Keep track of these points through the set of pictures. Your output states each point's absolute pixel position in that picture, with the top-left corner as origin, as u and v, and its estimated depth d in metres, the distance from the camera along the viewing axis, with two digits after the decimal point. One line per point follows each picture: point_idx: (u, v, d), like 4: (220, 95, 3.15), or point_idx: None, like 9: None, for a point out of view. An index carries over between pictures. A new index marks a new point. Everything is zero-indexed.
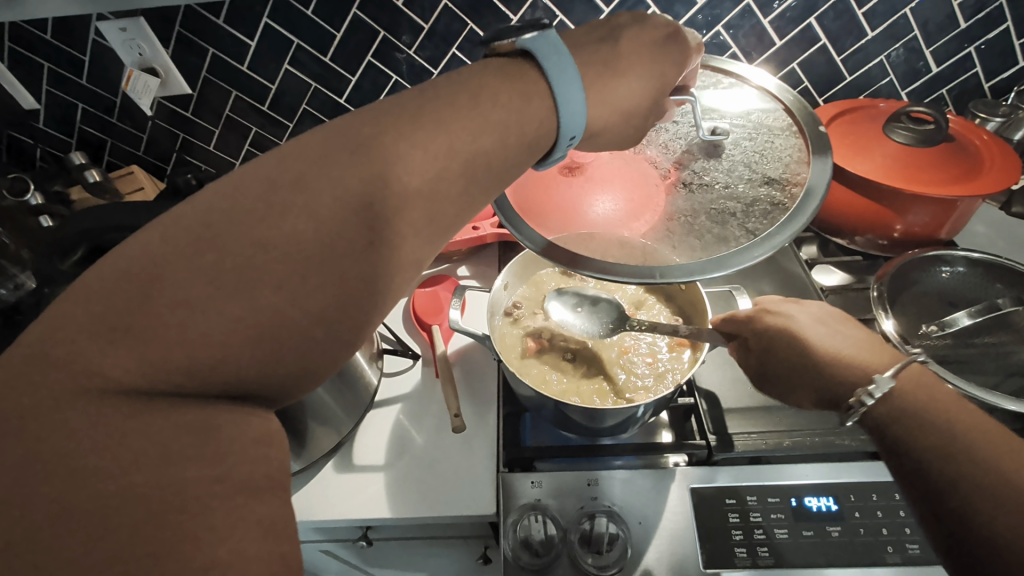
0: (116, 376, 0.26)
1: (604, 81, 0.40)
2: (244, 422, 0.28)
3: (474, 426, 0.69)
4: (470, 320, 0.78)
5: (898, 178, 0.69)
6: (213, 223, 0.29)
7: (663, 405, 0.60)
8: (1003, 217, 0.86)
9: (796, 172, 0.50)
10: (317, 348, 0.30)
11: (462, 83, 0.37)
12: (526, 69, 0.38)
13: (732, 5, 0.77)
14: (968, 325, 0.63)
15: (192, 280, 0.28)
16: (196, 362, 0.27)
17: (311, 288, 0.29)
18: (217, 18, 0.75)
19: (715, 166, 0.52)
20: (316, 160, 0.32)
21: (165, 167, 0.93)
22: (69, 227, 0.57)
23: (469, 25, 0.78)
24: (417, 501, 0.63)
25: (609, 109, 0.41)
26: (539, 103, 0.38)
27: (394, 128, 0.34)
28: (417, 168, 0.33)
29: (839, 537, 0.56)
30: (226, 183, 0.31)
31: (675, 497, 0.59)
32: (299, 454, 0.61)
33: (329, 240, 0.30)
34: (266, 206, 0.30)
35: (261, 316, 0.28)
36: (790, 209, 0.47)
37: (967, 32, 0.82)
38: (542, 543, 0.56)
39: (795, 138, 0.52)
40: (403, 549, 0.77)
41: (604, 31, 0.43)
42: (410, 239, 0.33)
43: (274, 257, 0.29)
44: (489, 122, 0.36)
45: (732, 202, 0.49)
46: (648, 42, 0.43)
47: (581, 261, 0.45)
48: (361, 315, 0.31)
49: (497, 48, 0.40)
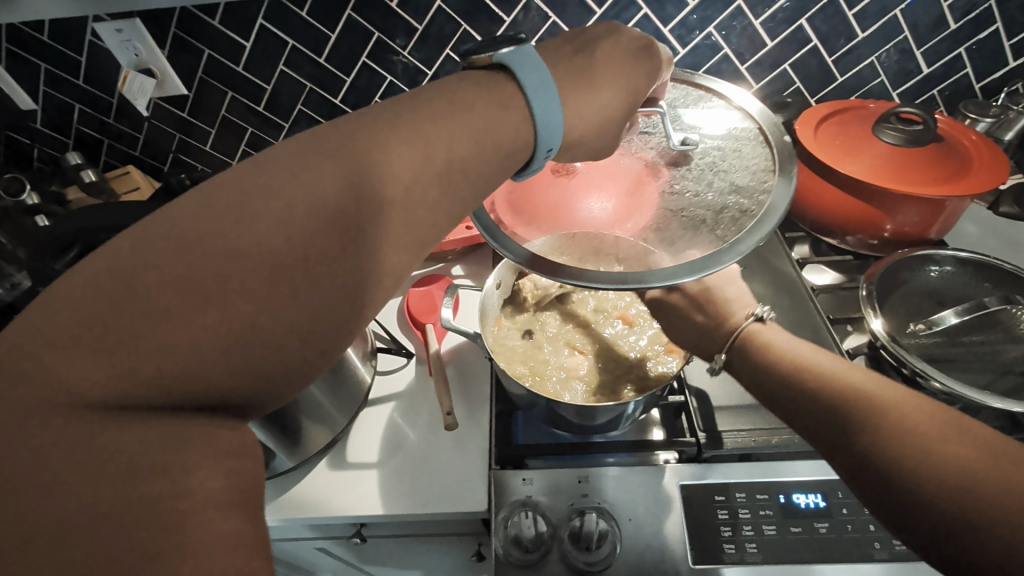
0: (83, 387, 0.27)
1: (579, 95, 0.41)
2: (215, 432, 0.29)
3: (466, 424, 0.70)
4: (463, 319, 0.79)
5: (886, 178, 0.70)
6: (190, 228, 0.29)
7: (654, 402, 0.60)
8: (993, 217, 0.87)
9: (763, 179, 0.50)
10: (295, 354, 0.31)
11: (442, 94, 0.37)
12: (496, 81, 0.39)
13: (723, 6, 0.78)
14: (955, 323, 0.63)
15: (159, 290, 0.28)
16: (168, 372, 0.28)
17: (287, 297, 0.30)
18: (212, 20, 0.75)
19: (685, 175, 0.52)
20: (295, 168, 0.32)
21: (161, 167, 0.94)
22: (63, 226, 0.57)
23: (462, 26, 0.78)
24: (409, 497, 0.63)
25: (587, 121, 0.41)
26: (516, 113, 0.38)
27: (373, 136, 0.34)
28: (396, 177, 0.34)
29: (827, 533, 0.57)
30: (200, 189, 0.31)
31: (665, 495, 0.60)
32: (292, 451, 0.62)
33: (306, 247, 0.31)
34: (240, 215, 0.30)
35: (236, 325, 0.29)
36: (757, 215, 0.47)
37: (957, 33, 0.82)
38: (532, 540, 0.57)
39: (763, 147, 0.53)
40: (397, 546, 0.78)
41: (580, 44, 0.44)
42: (389, 246, 0.34)
43: (249, 265, 0.29)
44: (464, 132, 0.36)
45: (701, 209, 0.50)
46: (622, 51, 0.44)
47: (553, 267, 0.45)
48: (340, 318, 0.32)
49: (474, 62, 0.41)
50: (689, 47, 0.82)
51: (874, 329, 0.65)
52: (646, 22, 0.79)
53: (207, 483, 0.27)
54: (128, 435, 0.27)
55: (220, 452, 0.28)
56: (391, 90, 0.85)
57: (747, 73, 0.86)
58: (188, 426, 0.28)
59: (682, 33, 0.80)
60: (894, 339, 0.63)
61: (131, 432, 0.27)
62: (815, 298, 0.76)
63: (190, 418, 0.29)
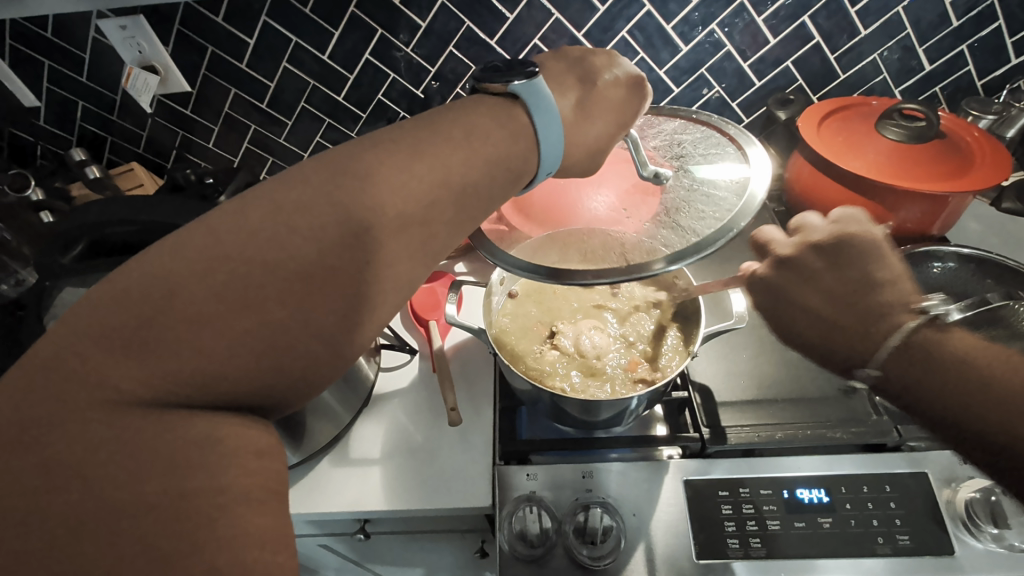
0: (132, 385, 0.27)
1: (578, 124, 0.44)
2: (246, 431, 0.29)
3: (470, 420, 0.70)
4: (467, 316, 0.79)
5: (885, 175, 0.70)
6: (220, 233, 0.30)
7: (657, 397, 0.61)
8: (995, 215, 0.87)
9: (704, 224, 0.51)
10: (322, 363, 0.31)
11: (458, 118, 0.39)
12: (510, 110, 0.41)
13: (726, 3, 0.78)
14: (962, 317, 0.59)
15: (204, 295, 0.28)
16: (206, 373, 0.28)
17: (317, 304, 0.30)
18: (216, 17, 0.76)
19: (644, 207, 0.55)
20: (320, 183, 0.33)
21: (164, 165, 0.94)
22: (69, 222, 0.57)
23: (465, 23, 0.78)
24: (413, 493, 0.63)
25: (582, 149, 0.45)
26: (523, 143, 0.40)
27: (393, 157, 0.35)
28: (413, 192, 0.34)
29: (831, 528, 0.57)
30: (239, 200, 0.32)
31: (668, 489, 0.60)
32: (297, 447, 0.62)
33: (332, 257, 0.31)
34: (273, 227, 0.30)
35: (269, 330, 0.29)
36: (667, 251, 0.49)
37: (959, 30, 0.83)
38: (538, 536, 0.57)
39: (737, 198, 0.51)
40: (401, 543, 0.78)
41: (581, 72, 0.46)
42: (404, 259, 0.34)
43: (285, 277, 0.30)
44: (478, 158, 0.37)
45: (636, 236, 0.54)
46: (615, 88, 0.46)
47: (564, 274, 0.48)
48: (358, 321, 0.32)
49: (485, 85, 0.42)
50: (691, 44, 0.82)
51: None
52: (649, 20, 0.79)
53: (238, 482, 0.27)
54: (161, 434, 0.27)
55: (246, 451, 0.28)
56: (394, 87, 0.85)
57: (750, 70, 0.86)
58: (227, 426, 0.28)
59: (685, 30, 0.80)
60: None
61: (168, 430, 0.27)
62: None
63: (231, 419, 0.29)
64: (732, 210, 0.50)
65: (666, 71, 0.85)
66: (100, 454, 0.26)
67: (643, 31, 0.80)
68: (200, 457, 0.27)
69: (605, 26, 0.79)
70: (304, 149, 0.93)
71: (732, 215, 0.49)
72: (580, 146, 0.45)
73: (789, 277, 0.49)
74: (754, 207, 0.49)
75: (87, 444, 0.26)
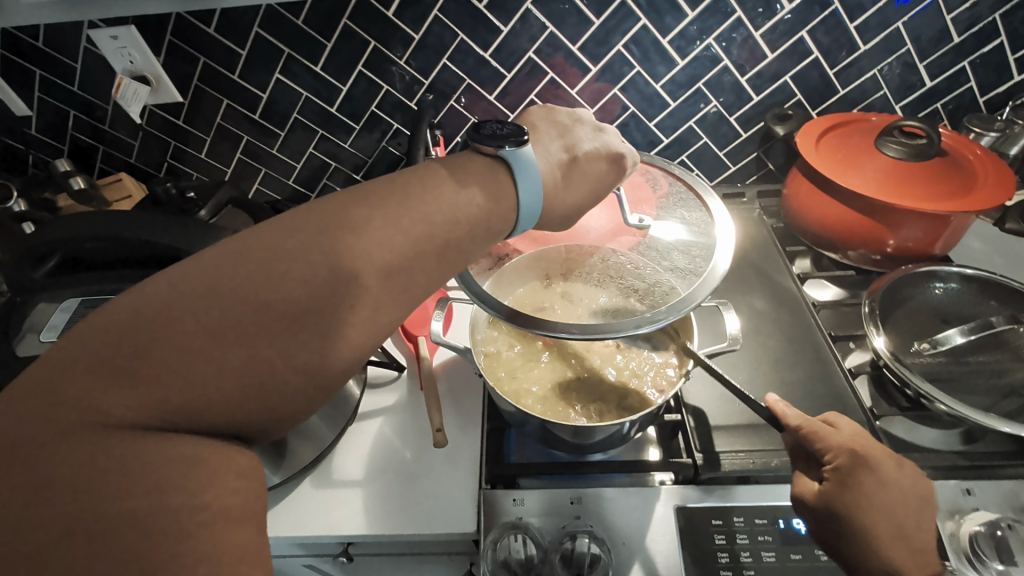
0: (120, 412, 0.26)
1: (559, 190, 0.44)
2: (235, 458, 0.28)
3: (457, 441, 0.68)
4: (455, 334, 0.77)
5: (888, 192, 0.68)
6: (216, 266, 0.29)
7: (651, 419, 0.58)
8: (999, 234, 0.85)
9: (696, 267, 0.50)
10: (305, 396, 0.31)
11: (448, 172, 0.39)
12: (494, 170, 0.40)
13: (722, 17, 0.77)
14: (960, 342, 0.61)
15: (195, 328, 0.28)
16: (195, 400, 0.27)
17: (303, 343, 0.30)
18: (208, 27, 0.75)
19: (640, 252, 0.55)
20: (313, 228, 0.32)
21: (154, 174, 0.92)
22: (48, 232, 0.55)
23: (459, 36, 0.78)
24: (397, 521, 0.61)
25: (562, 202, 0.45)
26: (507, 201, 0.40)
27: (382, 208, 0.34)
28: (397, 242, 0.34)
29: (828, 561, 0.55)
30: (239, 237, 0.32)
31: (660, 516, 0.58)
32: (278, 465, 0.60)
33: (325, 299, 0.30)
34: (267, 265, 0.30)
35: (257, 365, 0.29)
36: (664, 305, 0.48)
37: (960, 47, 0.81)
38: (522, 564, 0.54)
39: (709, 233, 0.52)
40: (387, 566, 0.75)
41: (568, 131, 0.47)
42: (389, 300, 0.33)
43: (275, 315, 0.29)
44: (463, 215, 0.37)
45: (637, 282, 0.54)
46: (604, 155, 0.47)
47: (529, 322, 0.47)
48: (346, 353, 0.31)
49: (479, 148, 0.41)
50: (688, 58, 0.81)
51: (879, 349, 0.62)
52: (645, 34, 0.78)
53: (217, 503, 0.26)
54: (151, 459, 0.26)
55: (229, 473, 0.28)
56: (387, 100, 0.84)
57: (747, 85, 0.85)
58: (213, 450, 0.28)
59: (681, 44, 0.79)
60: (897, 358, 0.61)
61: (154, 455, 0.26)
62: (817, 314, 0.75)
63: (214, 441, 0.28)
64: (708, 251, 0.50)
65: (662, 85, 0.84)
66: (85, 476, 0.25)
67: (639, 45, 0.79)
68: (184, 483, 0.26)
69: (601, 40, 0.78)
70: (297, 160, 0.92)
71: (709, 253, 0.50)
72: (558, 196, 0.45)
73: (877, 475, 0.47)
74: (726, 239, 0.50)
75: (72, 464, 0.25)
